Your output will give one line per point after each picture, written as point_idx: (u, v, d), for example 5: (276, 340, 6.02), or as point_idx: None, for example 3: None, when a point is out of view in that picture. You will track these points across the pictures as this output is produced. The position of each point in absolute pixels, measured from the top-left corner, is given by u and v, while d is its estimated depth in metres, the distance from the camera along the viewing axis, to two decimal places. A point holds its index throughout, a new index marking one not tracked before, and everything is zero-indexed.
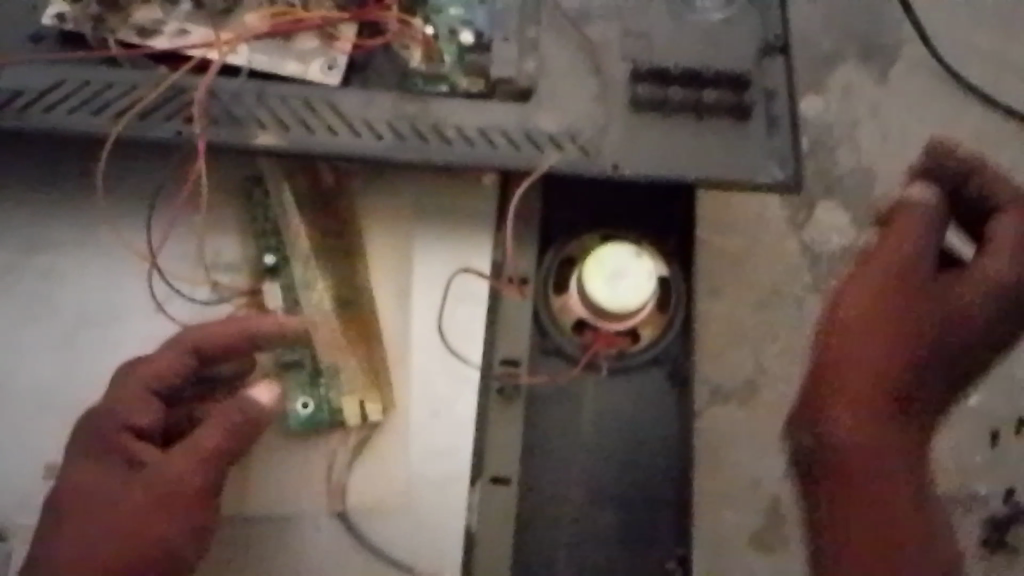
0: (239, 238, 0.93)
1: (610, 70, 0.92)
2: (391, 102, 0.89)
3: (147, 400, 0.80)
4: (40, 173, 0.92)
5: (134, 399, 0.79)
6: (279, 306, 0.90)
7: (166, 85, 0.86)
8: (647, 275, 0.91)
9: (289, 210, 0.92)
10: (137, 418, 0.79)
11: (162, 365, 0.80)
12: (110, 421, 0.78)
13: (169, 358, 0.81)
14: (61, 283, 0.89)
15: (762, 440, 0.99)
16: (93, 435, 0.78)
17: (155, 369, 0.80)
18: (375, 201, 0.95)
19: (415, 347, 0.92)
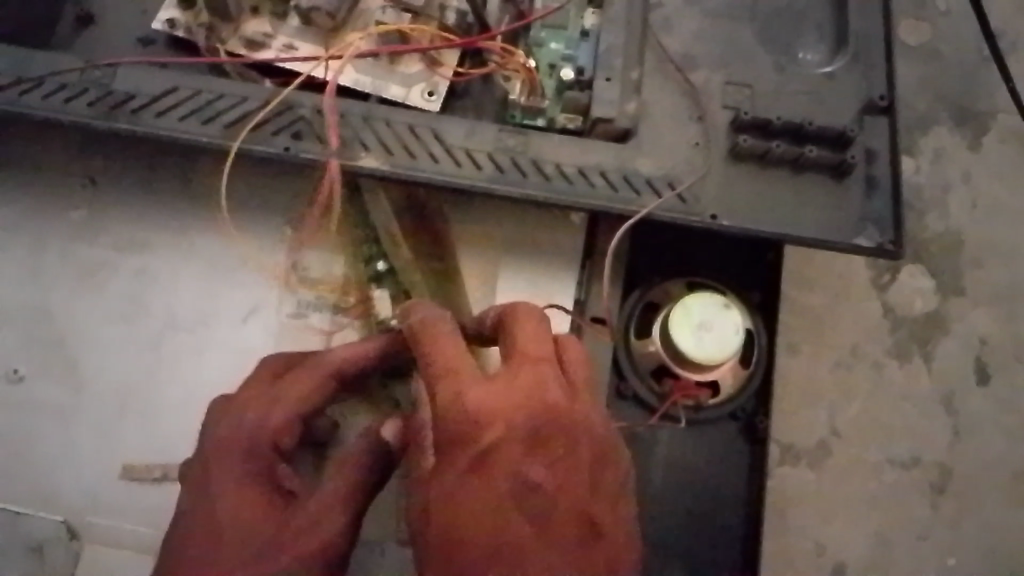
0: (340, 249, 0.93)
1: (712, 118, 0.92)
2: (494, 134, 0.89)
3: (291, 425, 0.78)
4: (140, 174, 0.93)
5: (283, 426, 0.78)
6: (391, 316, 0.90)
7: (266, 106, 0.86)
8: (733, 332, 0.88)
9: (390, 224, 0.92)
10: (283, 440, 0.78)
11: (308, 386, 0.79)
12: (262, 446, 0.78)
13: (308, 380, 0.79)
14: (152, 287, 0.90)
15: (833, 504, 0.98)
16: (242, 463, 0.77)
17: (297, 393, 0.78)
18: (471, 225, 0.95)
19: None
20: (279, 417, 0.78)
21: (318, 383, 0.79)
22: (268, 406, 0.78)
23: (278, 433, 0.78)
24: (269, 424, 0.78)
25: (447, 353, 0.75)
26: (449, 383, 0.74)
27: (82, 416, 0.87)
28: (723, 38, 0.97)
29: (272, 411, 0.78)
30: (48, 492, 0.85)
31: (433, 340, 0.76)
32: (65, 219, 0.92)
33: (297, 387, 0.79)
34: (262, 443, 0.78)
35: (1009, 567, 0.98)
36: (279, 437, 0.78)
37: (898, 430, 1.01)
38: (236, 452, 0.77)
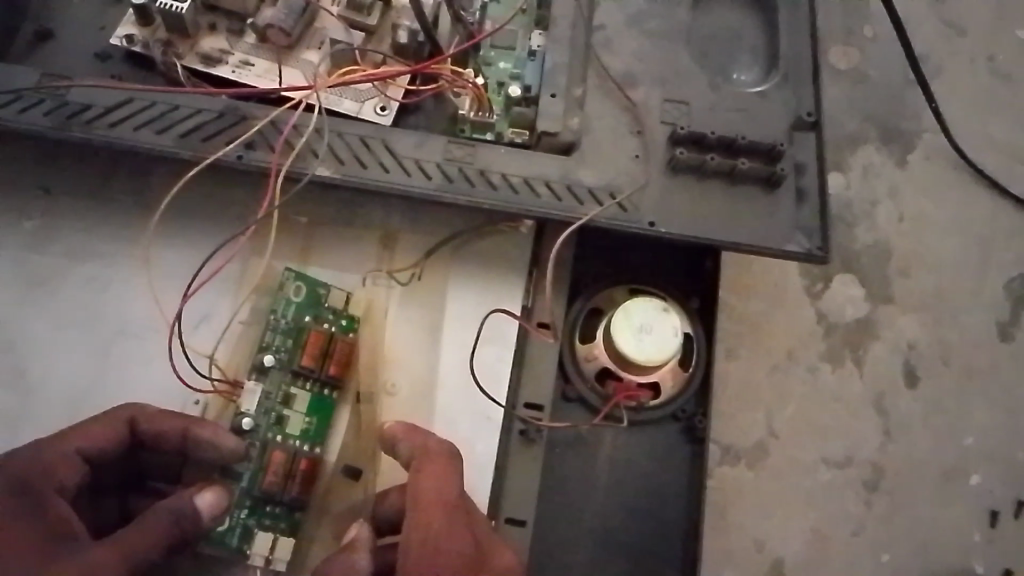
0: (258, 301, 0.93)
1: (652, 132, 0.96)
2: (443, 146, 0.92)
3: (72, 462, 0.80)
4: (96, 184, 0.96)
5: (62, 463, 0.79)
6: (249, 414, 0.87)
7: (254, 127, 0.89)
8: (672, 333, 0.92)
9: (303, 321, 0.91)
10: (63, 479, 0.79)
11: (100, 430, 0.81)
12: (35, 481, 0.77)
13: (106, 424, 0.82)
14: (100, 294, 0.92)
15: (770, 504, 1.02)
16: (20, 483, 0.77)
17: (89, 436, 0.81)
18: (389, 293, 0.97)
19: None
20: (55, 455, 0.79)
21: (112, 429, 0.82)
22: (64, 441, 0.80)
23: (52, 469, 0.79)
24: (47, 461, 0.79)
25: (445, 497, 0.81)
26: (448, 517, 0.79)
27: (32, 419, 0.88)
28: (664, 55, 1.01)
29: (52, 449, 0.79)
30: None
31: (426, 472, 0.82)
32: (18, 228, 0.94)
33: (88, 428, 0.81)
34: (36, 474, 0.78)
35: (939, 560, 1.02)
36: (56, 473, 0.79)
37: (831, 430, 1.06)
38: (5, 480, 0.77)
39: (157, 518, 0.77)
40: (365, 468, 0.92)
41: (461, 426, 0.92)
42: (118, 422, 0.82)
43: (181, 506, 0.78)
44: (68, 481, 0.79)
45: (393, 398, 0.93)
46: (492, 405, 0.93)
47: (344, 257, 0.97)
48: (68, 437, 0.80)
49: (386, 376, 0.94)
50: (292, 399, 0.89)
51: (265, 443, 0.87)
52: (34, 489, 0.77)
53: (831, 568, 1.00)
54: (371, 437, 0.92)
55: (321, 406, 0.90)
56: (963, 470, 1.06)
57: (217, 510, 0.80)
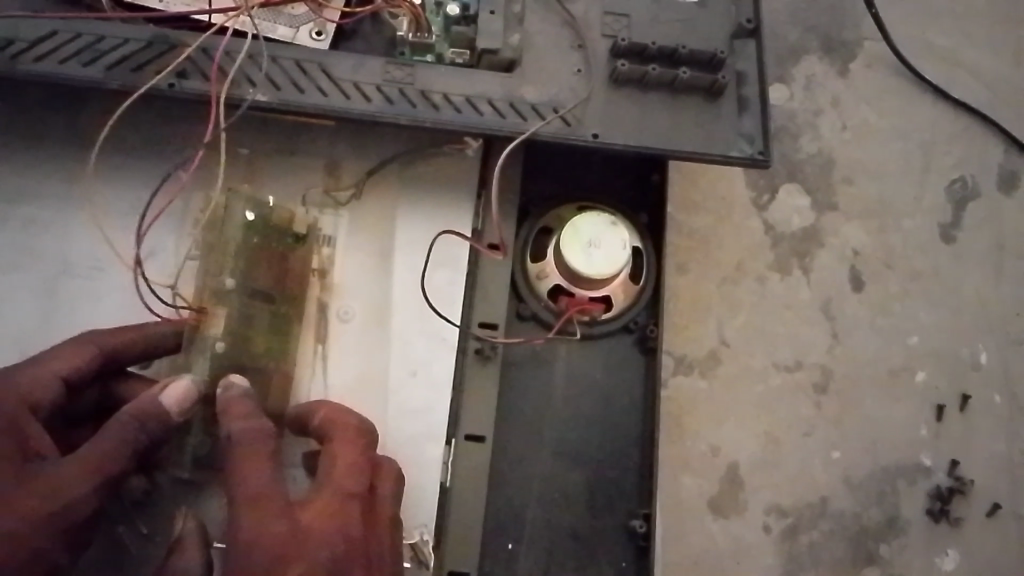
0: (207, 228, 0.91)
1: (593, 46, 0.95)
2: (382, 67, 0.90)
3: (50, 384, 0.78)
4: (24, 123, 0.94)
5: (39, 386, 0.77)
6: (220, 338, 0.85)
7: (185, 54, 0.86)
8: (621, 246, 0.92)
9: (257, 244, 0.89)
10: (39, 400, 0.77)
11: (75, 352, 0.80)
12: (5, 399, 0.75)
13: (76, 348, 0.80)
14: (39, 234, 0.91)
15: (724, 410, 1.05)
16: None
17: (62, 358, 0.79)
18: (342, 213, 0.96)
19: (394, 382, 0.91)
20: (31, 378, 0.77)
21: (86, 352, 0.80)
22: (37, 366, 0.78)
23: (29, 392, 0.77)
24: (24, 382, 0.77)
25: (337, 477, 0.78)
26: (286, 518, 0.74)
27: None
28: None
29: (28, 372, 0.78)
30: None
31: (339, 456, 0.79)
32: None
33: (62, 352, 0.80)
34: (12, 395, 0.76)
35: (888, 455, 1.06)
36: (33, 394, 0.77)
37: (782, 337, 1.08)
38: None
39: (123, 424, 0.75)
40: (340, 382, 0.91)
41: (417, 347, 0.93)
42: (93, 346, 0.81)
43: (147, 405, 0.76)
44: (44, 404, 0.77)
45: (352, 325, 0.93)
46: (447, 325, 0.93)
47: (288, 184, 0.96)
48: (44, 363, 0.78)
49: (344, 302, 0.93)
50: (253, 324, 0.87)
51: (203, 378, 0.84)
52: (8, 411, 0.75)
53: (785, 467, 1.04)
54: (333, 365, 0.91)
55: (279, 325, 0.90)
56: (909, 369, 1.09)
57: (185, 403, 0.78)
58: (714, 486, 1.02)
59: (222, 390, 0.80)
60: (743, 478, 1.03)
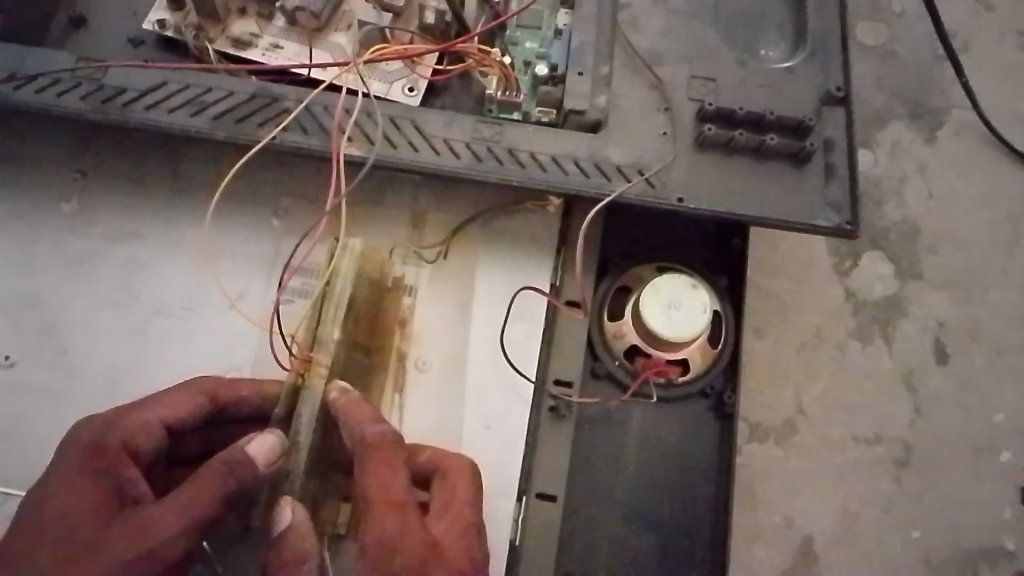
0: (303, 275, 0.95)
1: (679, 109, 0.95)
2: (472, 125, 0.92)
3: (151, 430, 0.81)
4: (130, 168, 0.98)
5: (140, 431, 0.80)
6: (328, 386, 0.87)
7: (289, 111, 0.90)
8: (701, 311, 0.91)
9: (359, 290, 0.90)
10: (140, 443, 0.80)
11: (180, 400, 0.83)
12: (108, 443, 0.79)
13: (184, 396, 0.83)
14: (138, 274, 0.94)
15: (799, 480, 1.02)
16: (95, 450, 0.79)
17: (167, 405, 0.82)
18: (424, 264, 0.97)
19: (468, 432, 0.92)
20: (136, 422, 0.80)
21: (189, 401, 0.83)
22: (141, 410, 0.81)
23: (130, 436, 0.80)
24: (128, 426, 0.80)
25: (455, 504, 0.80)
26: (422, 530, 0.76)
27: (72, 399, 0.90)
28: (689, 33, 1.01)
29: (132, 416, 0.80)
30: (32, 470, 0.87)
31: (455, 492, 0.81)
32: (55, 210, 0.96)
33: (166, 399, 0.82)
34: (114, 438, 0.79)
35: (970, 536, 1.02)
36: (135, 439, 0.80)
37: (862, 408, 1.05)
38: (87, 442, 0.79)
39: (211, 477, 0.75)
40: (415, 431, 0.92)
41: (493, 402, 0.93)
42: (198, 394, 0.84)
43: (235, 454, 0.76)
44: (145, 448, 0.81)
45: (426, 375, 0.94)
46: (523, 380, 0.93)
47: (374, 234, 0.98)
48: (149, 407, 0.81)
49: (424, 352, 0.94)
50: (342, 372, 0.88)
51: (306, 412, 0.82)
52: (110, 455, 0.79)
53: (862, 543, 1.00)
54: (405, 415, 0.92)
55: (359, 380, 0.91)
56: (994, 447, 1.05)
57: (272, 454, 0.78)
58: (787, 559, 0.99)
59: (333, 398, 0.82)
60: (819, 553, 1.00)
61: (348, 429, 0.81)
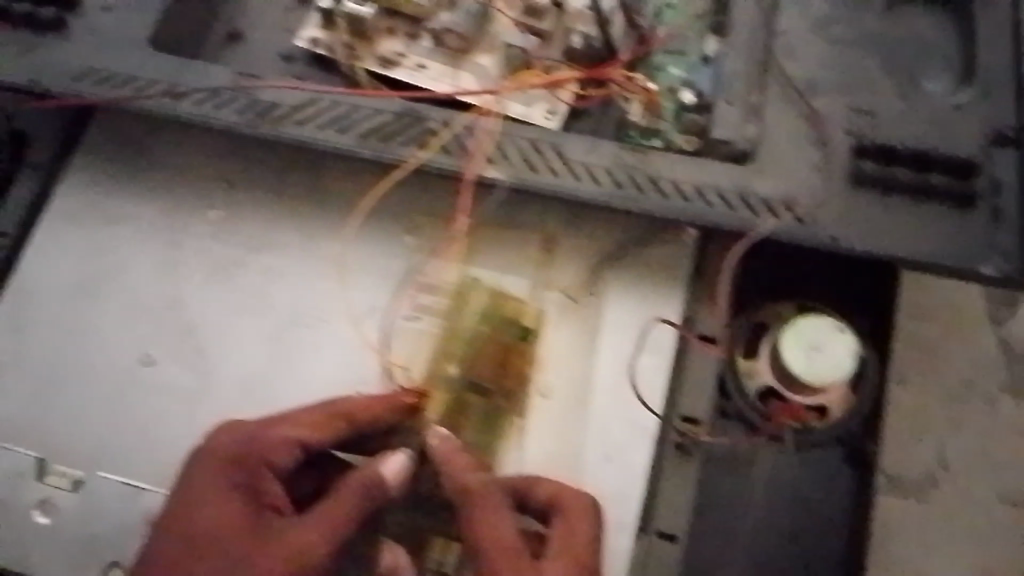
0: (434, 295, 0.95)
1: (835, 144, 0.91)
2: (614, 152, 0.90)
3: (290, 450, 0.81)
4: (273, 179, 1.01)
5: (276, 448, 0.81)
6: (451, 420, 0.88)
7: (430, 128, 0.91)
8: (846, 356, 0.88)
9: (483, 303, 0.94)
10: (278, 461, 0.81)
11: (318, 421, 0.82)
12: (249, 460, 0.80)
13: (323, 419, 0.82)
14: (274, 285, 0.96)
15: (936, 537, 0.96)
16: (238, 466, 0.80)
17: (306, 427, 0.82)
18: (554, 289, 0.96)
19: (588, 465, 0.88)
20: (275, 440, 0.81)
21: (328, 422, 0.82)
22: (280, 428, 0.81)
23: (269, 453, 0.81)
24: (268, 443, 0.81)
25: (574, 543, 0.79)
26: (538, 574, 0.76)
27: (204, 406, 0.90)
28: (846, 64, 0.97)
29: (270, 433, 0.81)
30: (159, 475, 0.87)
31: (568, 538, 0.79)
32: (202, 216, 0.99)
33: (307, 420, 0.82)
34: (254, 456, 0.81)
35: None
36: (273, 456, 0.81)
37: (1011, 466, 0.98)
38: (232, 458, 0.80)
39: (346, 499, 0.78)
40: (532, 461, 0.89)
41: (617, 435, 0.89)
42: (337, 419, 0.83)
43: (377, 480, 0.79)
44: (282, 466, 0.81)
45: (551, 406, 0.91)
46: (648, 415, 0.89)
47: (505, 258, 0.97)
48: (287, 427, 0.81)
49: (548, 379, 0.92)
50: (467, 399, 0.89)
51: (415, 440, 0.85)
52: (247, 466, 0.81)
53: None
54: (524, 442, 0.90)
55: (487, 413, 0.89)
56: None
57: (403, 478, 0.80)
58: None
59: (435, 443, 0.83)
60: None
61: (448, 476, 0.81)
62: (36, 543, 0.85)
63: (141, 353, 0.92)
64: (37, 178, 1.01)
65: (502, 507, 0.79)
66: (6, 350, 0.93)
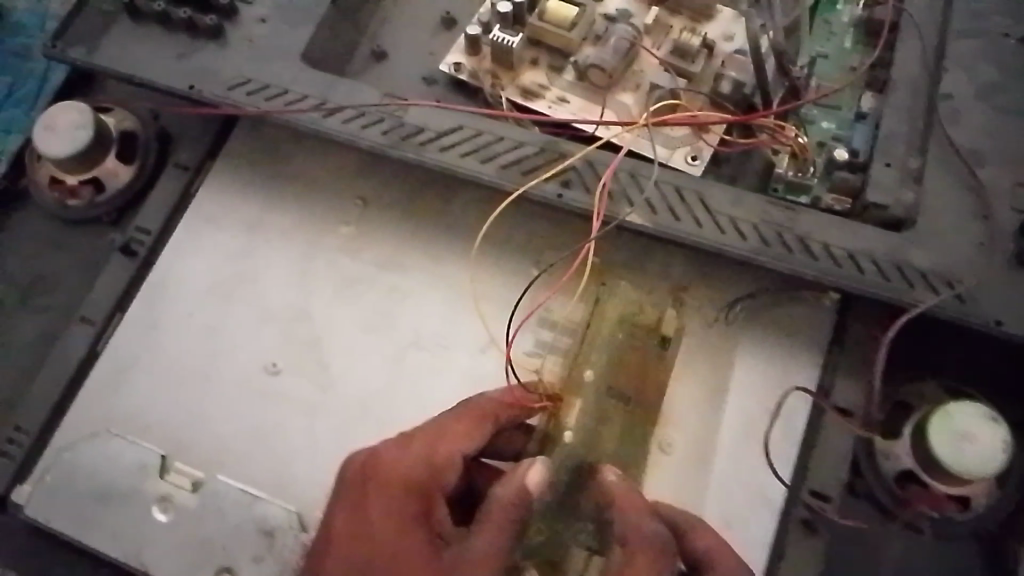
0: (557, 333, 0.92)
1: (1000, 220, 0.86)
2: (761, 206, 0.86)
3: (452, 464, 0.79)
4: (405, 200, 1.01)
5: (443, 463, 0.78)
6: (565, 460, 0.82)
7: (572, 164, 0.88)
8: (1000, 449, 0.79)
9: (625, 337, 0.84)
10: (443, 476, 0.78)
11: (468, 426, 0.80)
12: (414, 473, 0.78)
13: (474, 423, 0.80)
14: (400, 306, 0.96)
15: None
16: (405, 484, 0.77)
17: (464, 436, 0.79)
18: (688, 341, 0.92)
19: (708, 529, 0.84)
20: (441, 453, 0.78)
21: (475, 427, 0.80)
22: (438, 439, 0.79)
23: (437, 469, 0.78)
24: (431, 457, 0.78)
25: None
26: None
27: (324, 418, 0.91)
28: (1015, 134, 0.92)
29: (432, 447, 0.79)
30: (277, 482, 0.89)
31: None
32: (335, 233, 1.00)
33: (458, 425, 0.80)
34: (421, 472, 0.78)
35: None
36: (440, 471, 0.78)
37: None
38: (395, 474, 0.78)
39: (501, 504, 0.73)
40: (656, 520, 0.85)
41: (738, 500, 0.85)
42: (483, 423, 0.80)
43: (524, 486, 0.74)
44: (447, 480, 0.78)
45: (672, 457, 0.87)
46: (774, 483, 0.85)
47: None
48: (448, 439, 0.79)
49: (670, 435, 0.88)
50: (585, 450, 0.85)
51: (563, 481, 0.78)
52: (414, 485, 0.78)
53: None
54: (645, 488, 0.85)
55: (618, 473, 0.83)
56: None
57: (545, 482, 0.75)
58: None
59: (609, 481, 0.75)
60: None
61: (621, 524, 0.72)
62: (150, 541, 0.86)
63: (268, 360, 0.94)
64: (182, 181, 1.03)
65: (670, 564, 0.71)
66: (141, 344, 0.96)
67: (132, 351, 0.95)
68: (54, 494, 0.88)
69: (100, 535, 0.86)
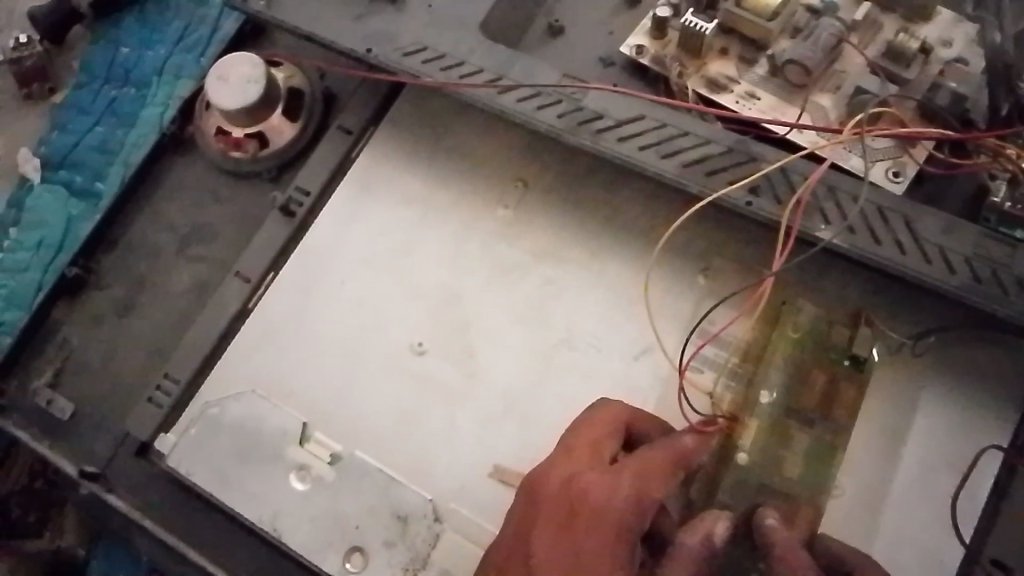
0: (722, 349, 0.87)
1: None
2: (975, 239, 0.78)
3: (646, 510, 0.71)
4: (569, 186, 0.96)
5: (634, 509, 0.71)
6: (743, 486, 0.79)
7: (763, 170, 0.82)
8: None
9: (804, 360, 0.83)
10: (636, 522, 0.71)
11: (662, 471, 0.73)
12: (610, 517, 0.70)
13: (668, 469, 0.73)
14: (555, 299, 0.92)
15: None
16: (602, 524, 0.70)
17: (660, 481, 0.72)
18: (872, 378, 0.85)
19: None
20: (635, 498, 0.71)
21: (671, 473, 0.73)
22: (633, 482, 0.71)
23: (631, 515, 0.71)
24: (623, 501, 0.71)
25: None
26: None
27: (467, 406, 0.89)
28: None
29: (627, 490, 0.71)
30: (413, 467, 0.87)
31: None
32: (493, 214, 0.96)
33: (650, 470, 0.72)
34: (616, 515, 0.70)
35: None
36: (634, 516, 0.71)
37: None
38: (591, 513, 0.70)
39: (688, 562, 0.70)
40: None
41: (908, 563, 0.79)
42: (678, 470, 0.73)
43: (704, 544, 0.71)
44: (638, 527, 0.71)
45: (844, 508, 0.81)
46: (949, 545, 0.79)
47: None
48: (644, 482, 0.72)
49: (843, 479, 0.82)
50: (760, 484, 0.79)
51: (719, 505, 0.78)
52: (608, 526, 0.70)
53: None
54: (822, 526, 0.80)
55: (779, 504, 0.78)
56: None
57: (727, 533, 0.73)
58: None
59: (769, 526, 0.73)
60: None
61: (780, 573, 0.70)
62: (288, 507, 0.86)
63: (415, 339, 0.92)
64: (344, 145, 1.01)
65: None
66: (291, 308, 0.95)
67: (282, 314, 0.95)
68: (200, 448, 0.89)
69: (236, 494, 0.87)
